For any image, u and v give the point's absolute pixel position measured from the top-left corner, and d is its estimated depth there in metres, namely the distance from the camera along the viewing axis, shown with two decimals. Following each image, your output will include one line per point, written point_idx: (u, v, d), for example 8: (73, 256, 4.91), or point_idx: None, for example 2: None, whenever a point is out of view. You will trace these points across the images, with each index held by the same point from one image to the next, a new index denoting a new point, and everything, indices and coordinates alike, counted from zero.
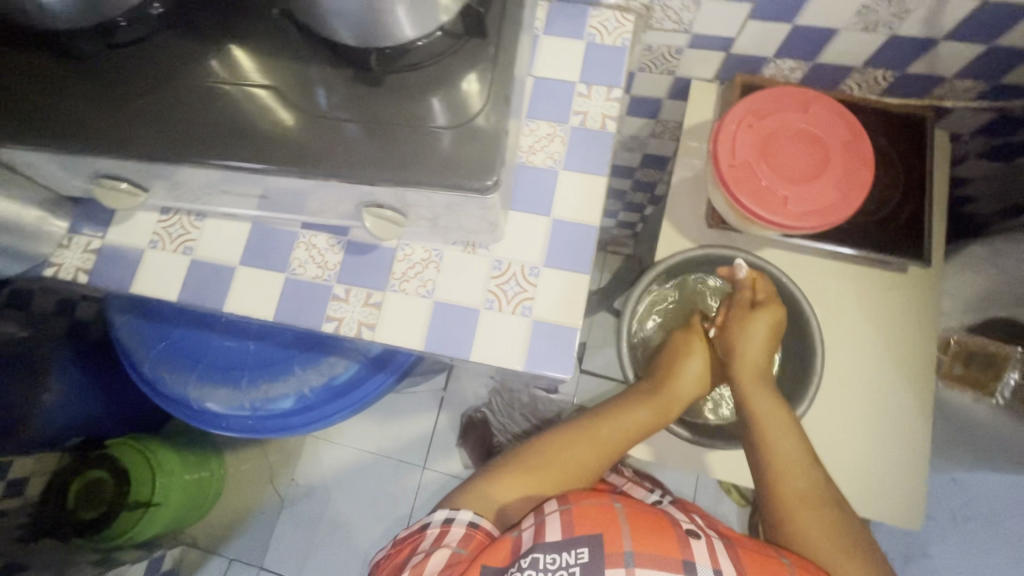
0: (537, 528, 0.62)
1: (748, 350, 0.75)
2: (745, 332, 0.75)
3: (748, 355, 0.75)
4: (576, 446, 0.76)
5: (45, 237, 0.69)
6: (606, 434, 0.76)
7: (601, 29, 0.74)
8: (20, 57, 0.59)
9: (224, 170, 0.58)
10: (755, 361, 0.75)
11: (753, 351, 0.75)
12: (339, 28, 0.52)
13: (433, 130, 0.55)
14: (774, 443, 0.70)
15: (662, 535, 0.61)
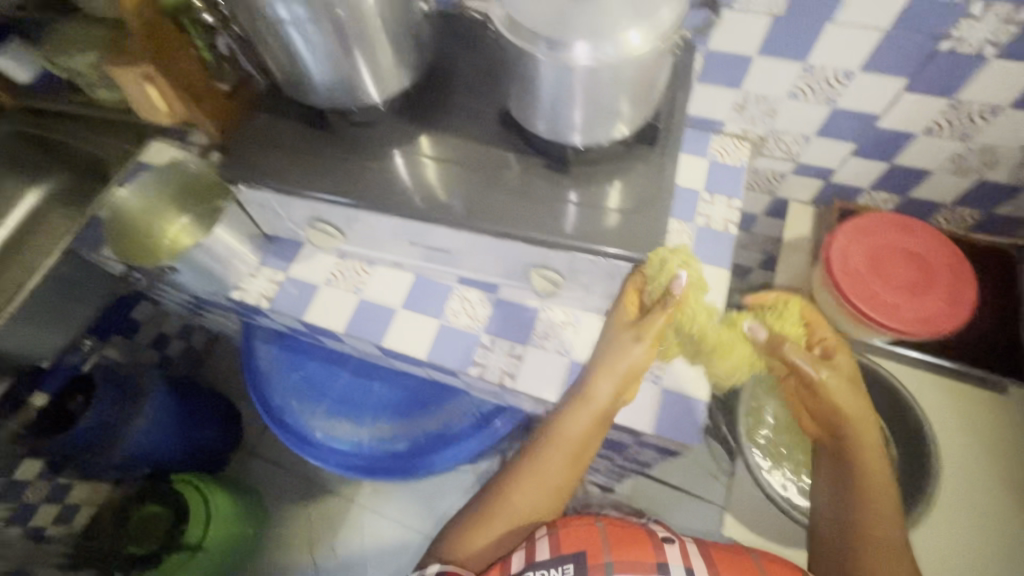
0: (527, 552, 0.65)
1: (840, 406, 0.65)
2: (838, 390, 0.65)
3: (845, 410, 0.65)
4: (531, 474, 0.69)
5: (243, 265, 0.82)
6: (554, 454, 0.68)
7: (722, 152, 0.88)
8: (275, 124, 0.75)
9: (411, 224, 0.70)
10: (854, 418, 0.66)
11: (856, 412, 0.66)
12: (538, 122, 0.65)
13: (567, 204, 0.67)
14: (866, 517, 0.64)
15: (637, 543, 0.64)
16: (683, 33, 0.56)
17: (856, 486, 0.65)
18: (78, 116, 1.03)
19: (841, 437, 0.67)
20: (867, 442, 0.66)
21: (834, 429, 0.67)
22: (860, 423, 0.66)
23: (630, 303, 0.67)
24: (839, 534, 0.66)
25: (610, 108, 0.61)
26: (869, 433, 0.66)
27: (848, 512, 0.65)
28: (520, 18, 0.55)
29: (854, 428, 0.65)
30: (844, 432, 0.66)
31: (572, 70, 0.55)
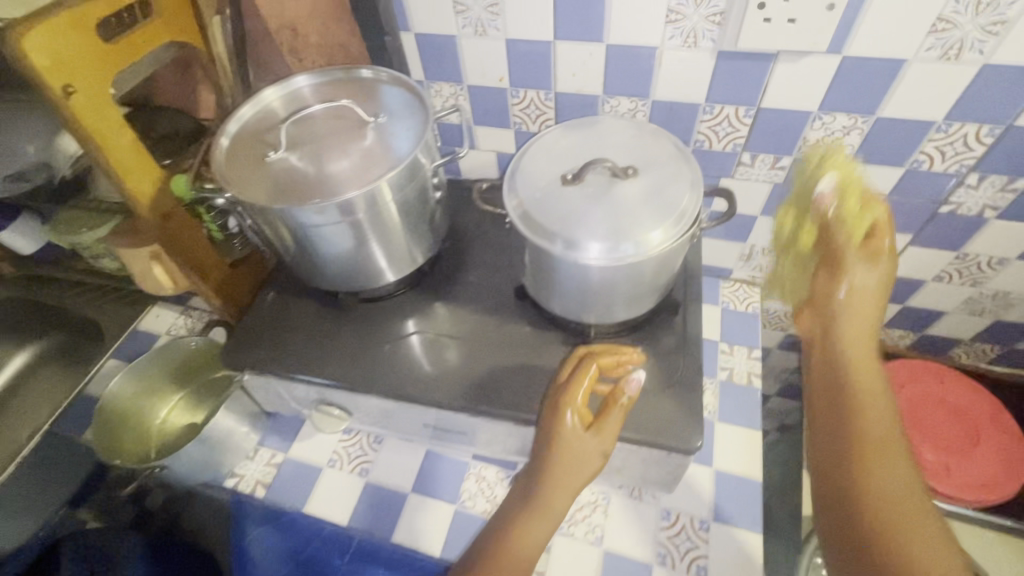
0: None
1: (836, 307, 0.51)
2: (852, 283, 0.51)
3: (838, 302, 0.51)
4: None
5: (240, 449, 0.76)
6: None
7: (733, 298, 0.87)
8: (284, 303, 0.74)
9: (425, 409, 0.66)
10: (839, 323, 0.51)
11: (858, 317, 0.50)
12: (556, 303, 0.63)
13: None
14: (868, 426, 0.45)
15: None
16: (700, 222, 0.56)
17: (835, 401, 0.48)
18: (79, 282, 1.01)
19: (844, 349, 0.50)
20: (851, 330, 0.50)
21: (829, 353, 0.51)
22: (854, 343, 0.50)
23: (586, 386, 0.56)
24: (829, 481, 0.45)
25: (631, 293, 0.59)
26: (854, 319, 0.51)
27: (836, 467, 0.45)
28: (534, 217, 0.55)
29: (837, 328, 0.51)
30: (840, 334, 0.51)
31: (590, 266, 0.54)
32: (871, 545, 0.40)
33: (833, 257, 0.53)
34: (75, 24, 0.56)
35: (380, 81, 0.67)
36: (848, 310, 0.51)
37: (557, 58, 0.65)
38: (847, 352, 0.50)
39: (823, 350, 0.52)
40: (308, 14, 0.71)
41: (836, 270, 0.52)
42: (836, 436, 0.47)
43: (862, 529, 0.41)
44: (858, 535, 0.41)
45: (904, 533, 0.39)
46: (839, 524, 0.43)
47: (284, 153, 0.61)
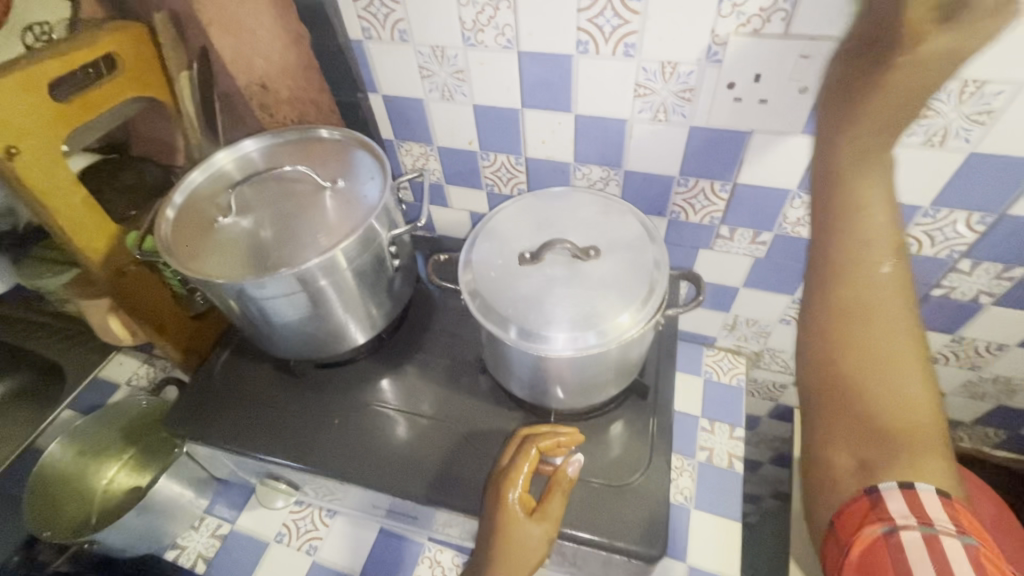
0: None
1: (885, 82, 0.38)
2: (882, 74, 0.38)
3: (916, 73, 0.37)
4: None
5: (183, 519, 0.71)
6: None
7: (716, 368, 0.82)
8: (243, 367, 0.72)
9: (376, 491, 0.63)
10: (869, 103, 0.40)
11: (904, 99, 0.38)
12: (515, 383, 0.60)
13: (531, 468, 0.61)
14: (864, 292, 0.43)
15: None
16: (670, 307, 0.52)
17: (856, 241, 0.43)
18: (46, 322, 1.00)
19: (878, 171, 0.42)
20: (871, 125, 0.41)
21: (853, 157, 0.42)
22: (878, 144, 0.41)
23: (529, 469, 0.52)
24: (837, 342, 0.44)
25: (590, 379, 0.56)
26: (888, 115, 0.40)
27: (847, 317, 0.43)
28: (487, 301, 0.52)
29: (851, 124, 0.41)
30: (864, 148, 0.41)
31: (545, 356, 0.50)
32: (852, 399, 0.43)
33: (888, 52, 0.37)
34: (23, 86, 0.54)
35: (345, 142, 0.65)
36: (872, 105, 0.40)
37: (525, 125, 0.63)
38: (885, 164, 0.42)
39: (846, 160, 0.42)
40: (278, 72, 0.68)
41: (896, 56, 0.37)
42: (844, 286, 0.43)
43: (845, 387, 0.43)
44: (853, 392, 0.43)
45: (889, 388, 0.42)
46: (833, 377, 0.43)
47: (235, 219, 0.58)
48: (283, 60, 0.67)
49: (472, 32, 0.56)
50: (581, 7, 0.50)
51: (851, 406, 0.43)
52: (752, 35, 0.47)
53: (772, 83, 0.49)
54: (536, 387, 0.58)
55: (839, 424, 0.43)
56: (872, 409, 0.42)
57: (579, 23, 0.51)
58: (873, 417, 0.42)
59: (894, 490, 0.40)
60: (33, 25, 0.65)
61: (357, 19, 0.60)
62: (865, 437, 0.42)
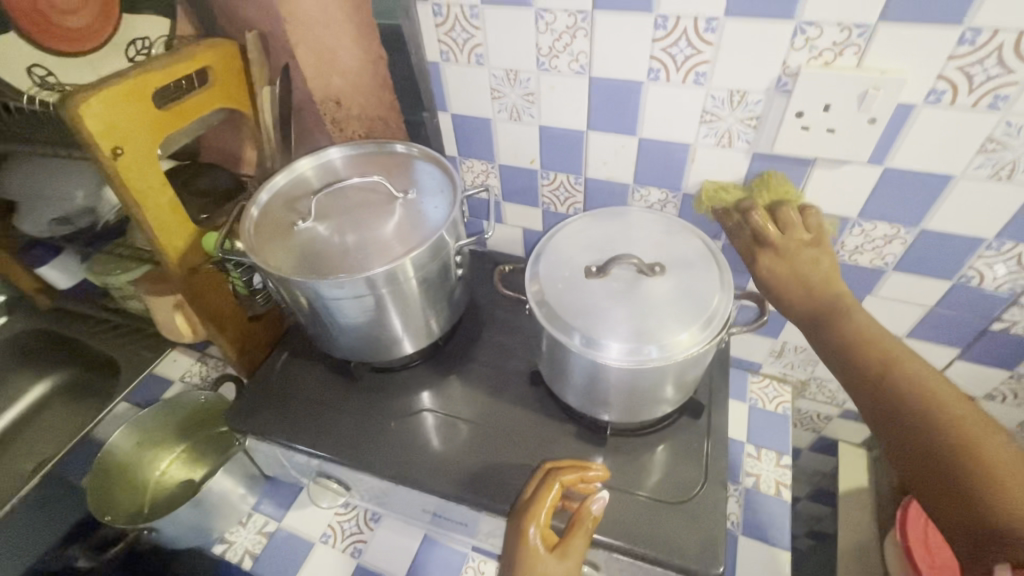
0: None
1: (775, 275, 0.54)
2: (769, 262, 0.55)
3: (790, 259, 0.54)
4: None
5: (234, 515, 0.73)
6: None
7: (761, 395, 0.82)
8: (300, 368, 0.75)
9: (428, 496, 0.64)
10: (784, 275, 0.54)
11: (800, 262, 0.54)
12: (570, 394, 0.61)
13: None
14: (900, 386, 0.44)
15: None
16: (734, 326, 0.53)
17: (863, 357, 0.47)
18: (106, 317, 1.04)
19: (845, 310, 0.50)
20: (800, 287, 0.53)
21: (816, 308, 0.51)
22: (825, 297, 0.51)
23: (549, 505, 0.53)
24: (909, 442, 0.41)
25: (649, 393, 0.57)
26: (801, 281, 0.53)
27: (896, 422, 0.43)
28: (554, 310, 0.53)
29: (791, 289, 0.53)
30: (812, 305, 0.52)
31: (608, 366, 0.51)
32: (960, 498, 0.37)
33: (761, 249, 0.56)
34: (132, 92, 0.59)
35: (413, 157, 0.69)
36: (789, 278, 0.54)
37: (589, 147, 0.66)
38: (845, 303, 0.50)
39: (814, 313, 0.51)
40: (353, 89, 0.73)
41: (770, 249, 0.55)
42: (882, 387, 0.44)
43: (939, 477, 0.39)
44: (949, 485, 0.38)
45: (994, 471, 0.37)
46: (925, 475, 0.40)
47: (313, 223, 0.62)
48: (359, 78, 0.72)
49: (547, 57, 0.59)
50: (656, 37, 0.53)
51: (955, 504, 0.38)
52: (823, 67, 0.49)
53: (841, 113, 0.51)
54: (592, 398, 0.60)
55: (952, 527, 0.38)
56: (979, 500, 0.36)
57: (653, 52, 0.54)
58: (990, 504, 0.36)
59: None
60: (137, 40, 0.70)
61: (437, 42, 0.64)
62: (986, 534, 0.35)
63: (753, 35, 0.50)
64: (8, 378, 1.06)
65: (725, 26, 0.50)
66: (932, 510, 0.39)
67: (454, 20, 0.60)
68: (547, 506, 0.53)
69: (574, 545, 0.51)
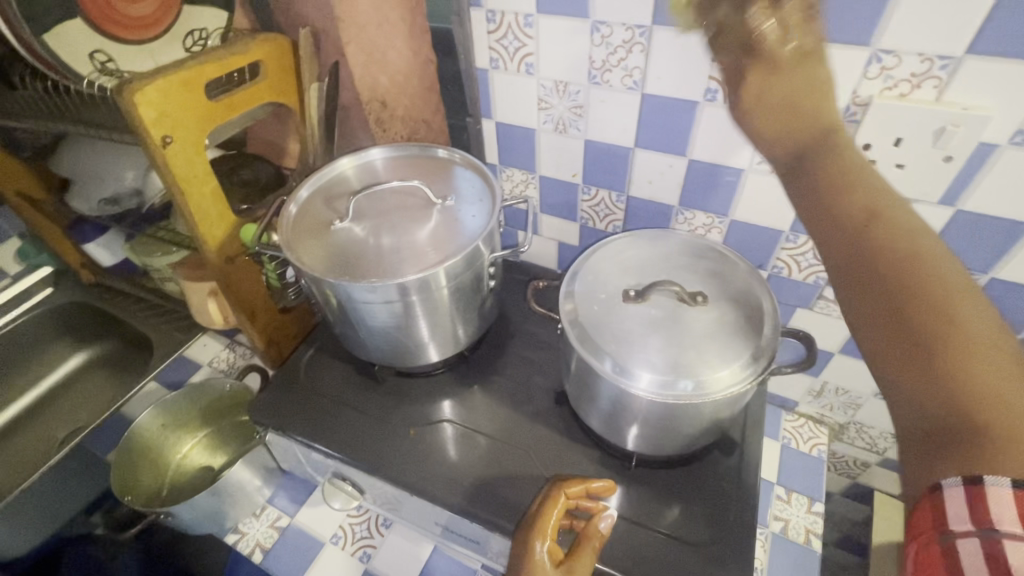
0: None
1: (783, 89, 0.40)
2: (760, 85, 0.40)
3: (785, 77, 0.40)
4: None
5: (249, 506, 0.73)
6: None
7: (795, 435, 0.78)
8: (326, 365, 0.75)
9: (441, 510, 0.62)
10: (759, 123, 0.42)
11: (783, 121, 0.43)
12: (596, 417, 0.59)
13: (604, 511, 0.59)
14: (894, 223, 0.35)
15: None
16: (779, 366, 0.50)
17: (843, 205, 0.37)
18: (144, 296, 1.07)
19: (832, 135, 0.40)
20: (741, 123, 0.44)
21: (790, 105, 0.40)
22: (806, 121, 0.40)
23: (557, 519, 0.52)
24: (891, 317, 0.33)
25: (683, 428, 0.54)
26: (809, 107, 0.40)
27: (885, 292, 0.34)
28: (587, 333, 0.51)
29: (767, 121, 0.41)
30: (791, 131, 0.40)
31: (638, 397, 0.49)
32: (934, 370, 0.31)
33: (728, 103, 0.43)
34: (186, 83, 0.60)
35: (454, 162, 0.68)
36: (774, 103, 0.40)
37: (635, 164, 0.63)
38: (834, 126, 0.40)
39: (789, 143, 0.41)
40: (400, 90, 0.73)
41: (737, 100, 0.44)
42: (862, 232, 0.36)
43: (928, 343, 0.31)
44: (919, 336, 0.32)
45: (973, 343, 0.30)
46: (890, 338, 0.33)
47: (350, 223, 0.61)
48: (407, 80, 0.71)
49: (599, 70, 0.57)
50: (716, 55, 0.51)
51: (919, 393, 0.31)
52: (897, 98, 0.46)
53: (913, 149, 0.47)
54: (620, 425, 0.57)
55: (910, 403, 0.32)
56: (950, 385, 0.30)
57: (711, 72, 0.52)
58: (974, 383, 0.30)
59: (957, 486, 0.29)
60: (194, 31, 0.72)
61: (488, 49, 0.63)
62: (947, 441, 0.30)
63: None
64: (45, 349, 1.10)
65: None
66: (892, 380, 0.33)
67: (507, 28, 0.59)
68: (551, 517, 0.52)
69: (580, 558, 0.50)
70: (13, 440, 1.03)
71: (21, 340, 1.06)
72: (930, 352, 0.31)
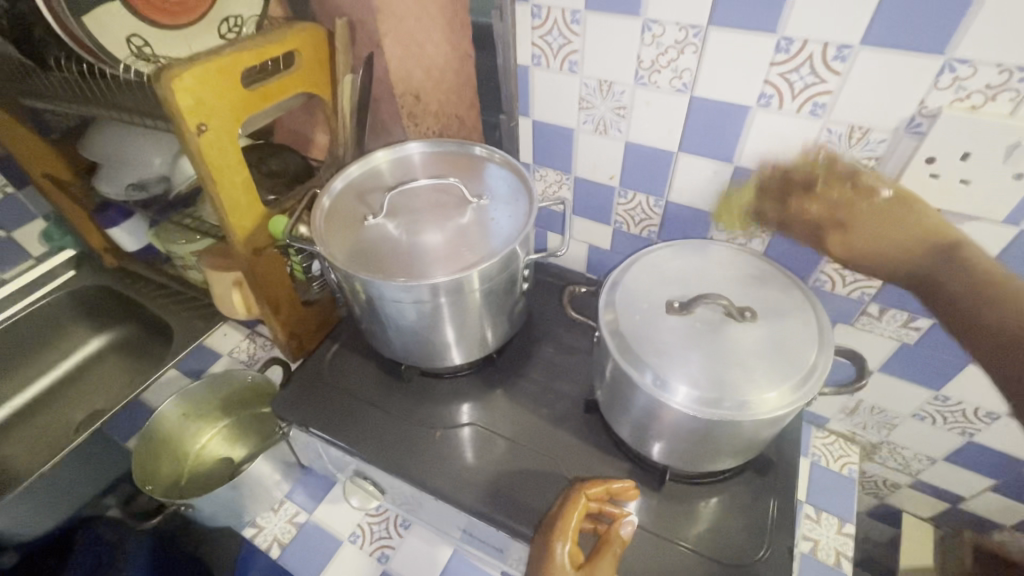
0: None
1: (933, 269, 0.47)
2: (864, 232, 0.52)
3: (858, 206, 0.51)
4: None
5: (267, 500, 0.72)
6: None
7: (825, 452, 0.76)
8: (351, 362, 0.74)
9: (463, 514, 0.61)
10: (857, 247, 0.52)
11: (899, 220, 0.50)
12: (628, 428, 0.58)
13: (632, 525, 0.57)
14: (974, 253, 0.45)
15: None
16: (826, 385, 0.48)
17: (916, 258, 0.49)
18: (166, 283, 1.07)
19: (951, 253, 0.47)
20: (824, 219, 0.54)
21: (914, 277, 0.50)
22: (919, 243, 0.49)
23: (576, 521, 0.52)
24: (949, 290, 0.45)
25: (721, 445, 0.52)
26: (904, 225, 0.50)
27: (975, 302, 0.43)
28: (627, 343, 0.50)
29: (869, 252, 0.52)
30: (918, 250, 0.49)
31: (677, 411, 0.48)
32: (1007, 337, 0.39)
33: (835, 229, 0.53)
34: (222, 70, 0.59)
35: (491, 161, 0.66)
36: (906, 232, 0.49)
37: (676, 169, 0.62)
38: (955, 245, 0.47)
39: (910, 278, 0.50)
40: (434, 85, 0.71)
41: (837, 225, 0.53)
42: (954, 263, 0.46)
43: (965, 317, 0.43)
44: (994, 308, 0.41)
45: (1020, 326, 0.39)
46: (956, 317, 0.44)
47: (383, 219, 0.60)
48: (442, 74, 0.70)
49: (647, 71, 0.55)
50: (774, 61, 0.49)
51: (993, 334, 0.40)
52: (968, 111, 0.44)
53: (982, 165, 0.45)
54: (655, 439, 0.55)
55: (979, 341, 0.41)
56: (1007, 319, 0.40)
57: (767, 77, 0.50)
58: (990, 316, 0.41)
59: None
60: (230, 17, 0.70)
61: (530, 45, 0.61)
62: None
63: (888, 67, 0.45)
64: (65, 331, 1.10)
65: (858, 55, 0.45)
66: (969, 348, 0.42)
67: (553, 24, 0.57)
68: (571, 519, 0.52)
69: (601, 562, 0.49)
70: (31, 421, 1.03)
71: (41, 321, 1.06)
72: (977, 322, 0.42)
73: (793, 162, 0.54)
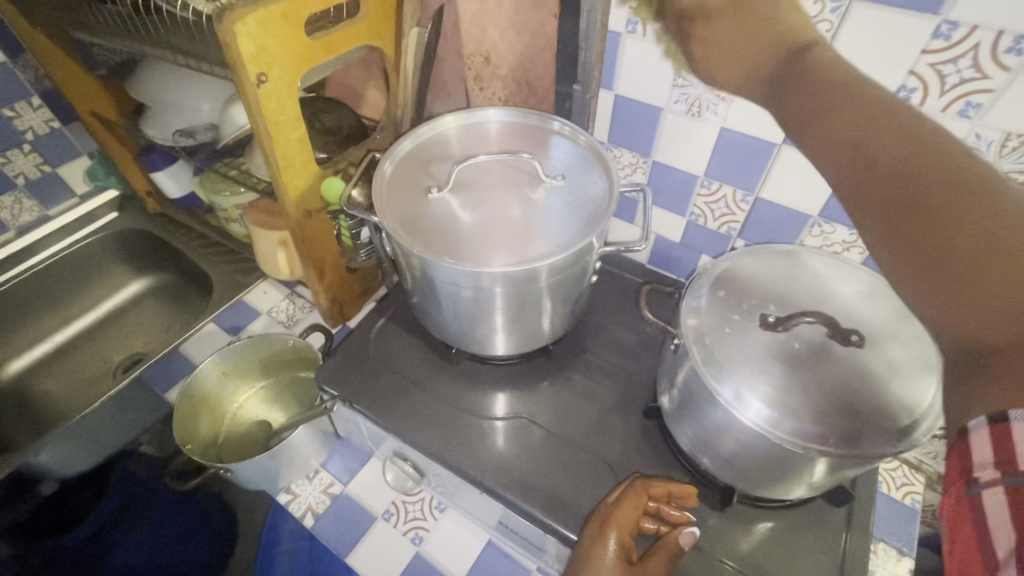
0: None
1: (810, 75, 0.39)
2: (710, 36, 0.46)
3: (753, 10, 0.43)
4: None
5: (303, 468, 0.71)
6: None
7: (886, 478, 0.71)
8: (398, 337, 0.71)
9: (503, 507, 0.58)
10: (721, 63, 0.47)
11: (744, 28, 0.44)
12: (692, 443, 0.54)
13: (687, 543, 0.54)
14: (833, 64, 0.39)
15: None
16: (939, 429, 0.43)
17: (902, 156, 0.31)
18: (207, 234, 1.05)
19: (808, 51, 0.41)
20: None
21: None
22: (771, 48, 0.43)
23: (632, 513, 0.51)
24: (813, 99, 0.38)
25: (806, 478, 0.48)
26: (773, 31, 0.43)
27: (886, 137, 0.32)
28: (711, 353, 0.45)
29: (722, 70, 0.48)
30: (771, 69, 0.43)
31: (765, 439, 0.43)
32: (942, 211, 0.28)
33: (693, 37, 0.48)
34: (286, 16, 0.54)
35: (568, 137, 0.60)
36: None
37: (775, 164, 0.56)
38: (808, 43, 0.42)
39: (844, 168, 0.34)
40: (506, 48, 0.65)
41: (709, 23, 0.46)
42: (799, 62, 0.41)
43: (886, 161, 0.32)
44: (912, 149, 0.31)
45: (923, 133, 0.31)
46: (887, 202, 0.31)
47: (447, 192, 0.56)
48: (516, 37, 0.64)
49: None
50: (928, 47, 0.42)
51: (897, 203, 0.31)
52: None
53: None
54: (726, 463, 0.51)
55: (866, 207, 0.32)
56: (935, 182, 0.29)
57: (914, 66, 0.43)
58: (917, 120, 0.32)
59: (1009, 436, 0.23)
60: None
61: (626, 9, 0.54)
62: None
63: None
64: (103, 274, 1.09)
65: None
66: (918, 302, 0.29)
67: None
68: (627, 508, 0.51)
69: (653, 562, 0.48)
70: (67, 359, 1.03)
71: (82, 262, 1.05)
72: (796, 85, 0.40)
73: (724, 141, 0.57)
